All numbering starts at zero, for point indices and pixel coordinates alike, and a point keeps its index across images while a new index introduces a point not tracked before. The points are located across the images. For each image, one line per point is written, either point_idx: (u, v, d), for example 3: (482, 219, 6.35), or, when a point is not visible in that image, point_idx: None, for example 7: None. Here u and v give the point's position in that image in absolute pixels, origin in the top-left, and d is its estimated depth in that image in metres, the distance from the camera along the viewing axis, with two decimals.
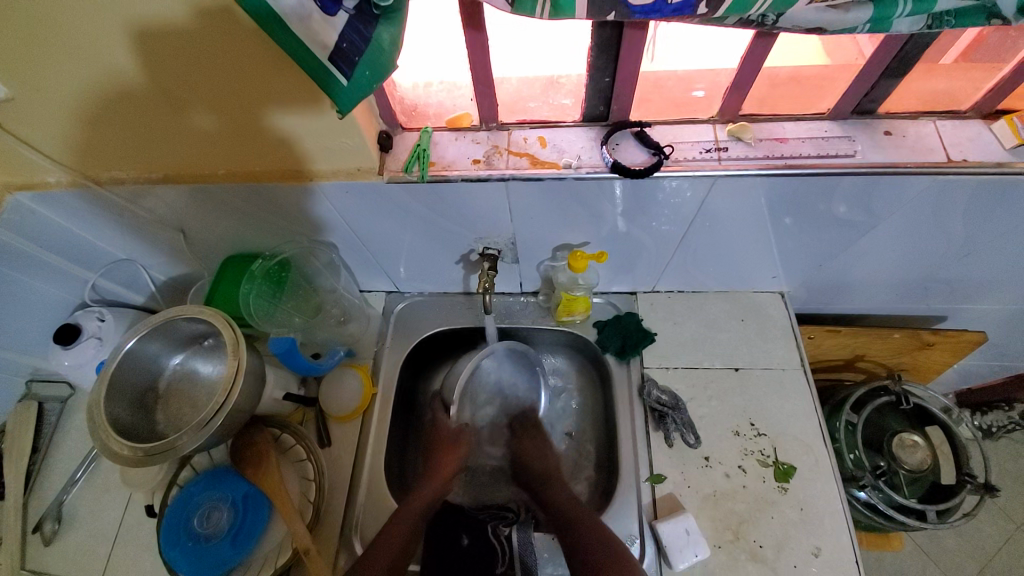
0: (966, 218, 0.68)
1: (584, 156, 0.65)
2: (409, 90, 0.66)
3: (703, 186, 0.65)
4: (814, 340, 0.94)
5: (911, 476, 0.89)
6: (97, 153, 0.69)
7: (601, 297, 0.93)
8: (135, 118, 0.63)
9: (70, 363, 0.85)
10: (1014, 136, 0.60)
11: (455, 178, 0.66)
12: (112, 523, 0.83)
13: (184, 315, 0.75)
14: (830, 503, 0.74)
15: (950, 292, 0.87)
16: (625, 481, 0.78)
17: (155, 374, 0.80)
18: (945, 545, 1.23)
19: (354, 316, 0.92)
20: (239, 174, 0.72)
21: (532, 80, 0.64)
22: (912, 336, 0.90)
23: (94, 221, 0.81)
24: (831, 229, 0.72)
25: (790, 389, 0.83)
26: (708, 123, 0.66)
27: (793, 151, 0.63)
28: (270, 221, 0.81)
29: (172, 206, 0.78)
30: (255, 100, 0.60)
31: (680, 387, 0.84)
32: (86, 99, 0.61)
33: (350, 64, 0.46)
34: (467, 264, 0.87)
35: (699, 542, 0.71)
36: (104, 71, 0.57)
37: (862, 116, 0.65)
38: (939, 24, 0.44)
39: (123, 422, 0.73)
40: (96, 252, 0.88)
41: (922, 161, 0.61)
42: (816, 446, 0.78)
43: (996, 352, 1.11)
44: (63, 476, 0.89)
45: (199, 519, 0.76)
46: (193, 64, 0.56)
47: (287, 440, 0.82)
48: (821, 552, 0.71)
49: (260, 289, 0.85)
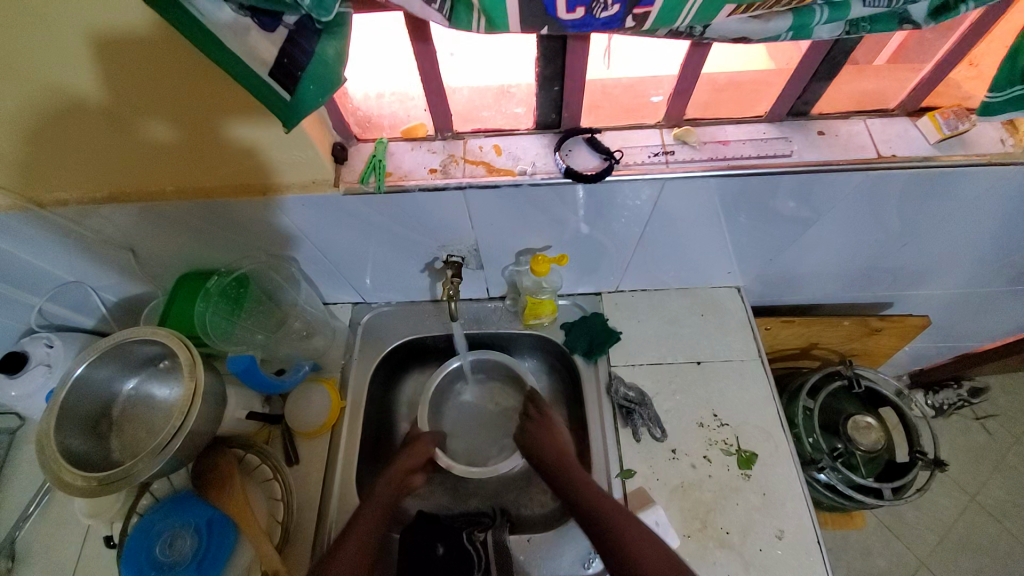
0: (900, 210, 0.73)
1: (539, 163, 0.66)
2: (361, 100, 0.66)
3: (654, 188, 0.67)
4: (771, 330, 0.98)
5: (868, 457, 0.92)
6: (38, 174, 0.66)
7: (566, 299, 0.95)
8: (78, 135, 0.61)
9: (18, 394, 0.81)
10: (936, 132, 0.65)
11: (413, 189, 0.66)
12: (68, 559, 0.78)
13: (138, 337, 0.72)
14: (790, 486, 0.78)
15: (893, 279, 0.92)
16: (597, 478, 0.80)
17: (109, 399, 0.77)
18: (906, 519, 1.29)
19: (317, 330, 0.91)
20: (190, 191, 0.70)
21: (484, 90, 0.66)
22: (860, 322, 0.95)
23: (35, 244, 0.77)
24: (779, 225, 0.76)
25: (749, 379, 0.86)
26: (656, 128, 0.68)
27: (735, 153, 0.66)
28: (227, 236, 0.79)
29: (121, 225, 0.75)
30: (203, 115, 0.59)
31: (646, 383, 0.86)
32: (23, 118, 0.58)
33: (292, 77, 0.45)
34: (432, 272, 0.87)
35: (669, 533, 0.73)
36: (42, 88, 0.55)
37: (797, 118, 0.68)
38: (857, 29, 0.47)
39: (76, 452, 0.70)
40: (39, 276, 0.83)
41: (853, 159, 0.65)
42: (775, 433, 0.82)
43: (941, 333, 1.18)
44: (12, 514, 0.84)
45: (161, 547, 0.73)
46: (138, 79, 0.54)
47: (251, 460, 0.80)
48: (784, 534, 0.74)
49: (216, 308, 0.81)
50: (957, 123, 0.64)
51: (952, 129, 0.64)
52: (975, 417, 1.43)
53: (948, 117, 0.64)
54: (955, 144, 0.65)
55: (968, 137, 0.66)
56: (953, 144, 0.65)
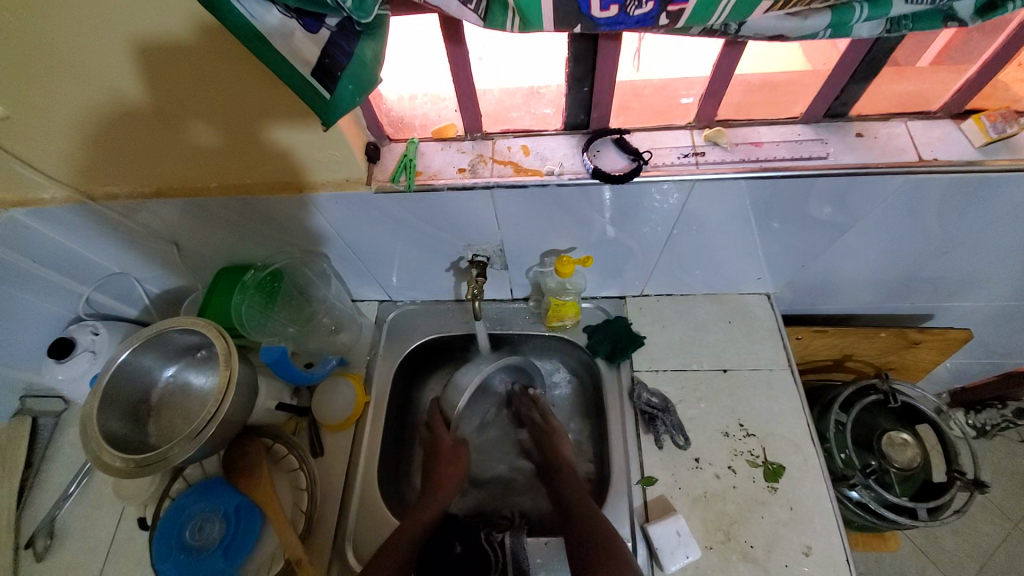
0: (941, 217, 0.70)
1: (566, 163, 0.67)
2: (395, 101, 0.67)
3: (683, 191, 0.66)
4: (802, 341, 0.95)
5: (902, 475, 0.88)
6: (93, 170, 0.71)
7: (590, 302, 0.94)
8: (131, 135, 0.65)
9: (64, 378, 0.86)
10: (981, 136, 0.62)
11: (442, 187, 0.67)
12: (104, 537, 0.82)
13: (177, 326, 0.76)
14: (820, 502, 0.75)
15: (934, 290, 0.88)
16: (618, 482, 0.79)
17: (148, 386, 0.80)
18: (944, 545, 1.22)
19: (345, 326, 0.93)
20: (231, 188, 0.73)
21: (513, 90, 0.66)
22: (897, 333, 0.91)
23: (87, 235, 0.82)
24: (812, 230, 0.74)
25: (777, 389, 0.83)
26: (686, 129, 0.68)
27: (767, 155, 0.65)
28: (262, 231, 0.82)
29: (166, 219, 0.79)
30: (247, 116, 0.62)
31: (669, 389, 0.85)
32: (84, 117, 0.63)
33: (332, 78, 0.47)
34: (457, 272, 0.89)
35: (690, 543, 0.71)
36: (104, 90, 0.59)
37: (833, 120, 0.67)
38: (898, 28, 0.46)
39: (117, 434, 0.73)
40: (90, 266, 0.89)
41: (892, 162, 0.63)
42: (805, 446, 0.79)
43: (987, 350, 1.12)
44: (57, 491, 0.89)
45: (191, 530, 0.76)
46: (190, 83, 0.58)
47: (279, 450, 0.82)
48: (812, 551, 0.72)
49: (252, 300, 0.85)
50: (1005, 127, 0.61)
51: (999, 133, 0.61)
52: (1023, 440, 1.34)
53: (995, 120, 0.62)
54: (1002, 148, 0.62)
55: (1015, 140, 0.63)
56: (998, 148, 0.62)
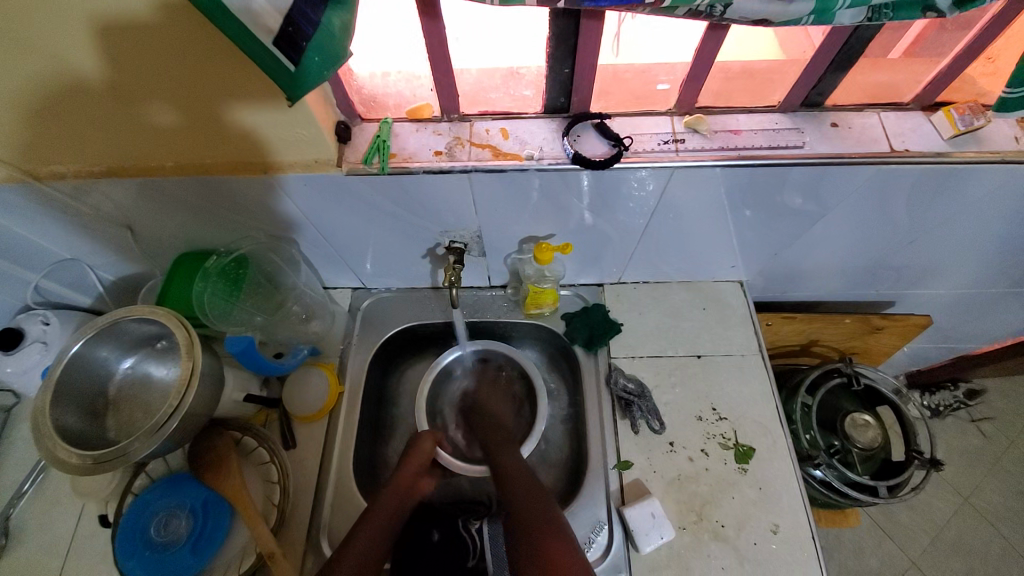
0: (908, 207, 0.72)
1: (546, 147, 0.65)
2: (366, 79, 0.64)
3: (663, 178, 0.66)
4: (772, 326, 0.98)
5: (864, 454, 0.93)
6: (35, 147, 0.65)
7: (568, 290, 0.94)
8: (78, 110, 0.60)
9: (13, 370, 0.80)
10: (951, 127, 0.64)
11: (417, 170, 0.65)
12: (62, 537, 0.78)
13: (134, 315, 0.71)
14: (787, 481, 0.78)
15: (896, 278, 0.92)
16: (595, 468, 0.80)
17: (104, 379, 0.76)
18: (898, 519, 1.31)
19: (317, 313, 0.90)
20: (190, 168, 0.69)
21: (492, 70, 0.64)
22: (862, 320, 0.95)
23: (29, 218, 0.75)
24: (786, 219, 0.75)
25: (749, 374, 0.86)
26: (667, 115, 0.67)
27: (746, 143, 0.65)
28: (225, 216, 0.77)
29: (119, 201, 0.74)
30: (206, 93, 0.57)
31: (646, 375, 0.86)
32: (22, 90, 0.57)
33: (297, 48, 0.44)
34: (434, 258, 0.86)
35: (664, 525, 0.73)
36: (40, 60, 0.53)
37: (810, 110, 0.67)
38: (880, 16, 0.46)
39: (71, 429, 0.69)
40: (36, 252, 0.82)
41: (865, 152, 0.64)
42: (774, 428, 0.82)
43: (942, 335, 1.18)
44: (7, 491, 0.84)
45: (155, 527, 0.72)
46: (140, 56, 0.53)
47: (248, 443, 0.80)
48: (779, 528, 0.75)
49: (214, 288, 0.79)
50: (972, 119, 0.63)
51: (967, 125, 0.63)
52: (971, 419, 1.44)
53: (963, 112, 0.63)
54: (969, 140, 0.64)
55: (982, 134, 0.65)
56: (967, 140, 0.64)
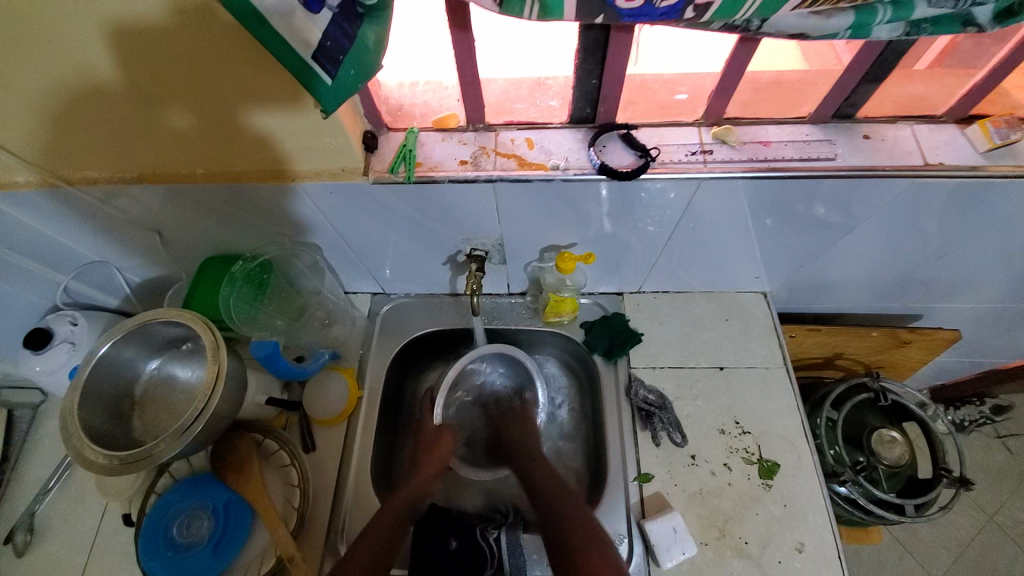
0: (940, 220, 0.70)
1: (572, 157, 0.65)
2: (394, 88, 0.65)
3: (688, 188, 0.65)
4: (794, 338, 0.96)
5: (890, 472, 0.90)
6: (72, 152, 0.66)
7: (588, 298, 0.94)
8: (111, 116, 0.61)
9: (42, 369, 0.82)
10: (986, 140, 0.62)
11: (443, 179, 0.65)
12: (88, 534, 0.80)
13: (162, 318, 0.73)
14: (812, 498, 0.76)
15: (924, 292, 0.90)
16: (614, 480, 0.79)
17: (131, 380, 0.77)
18: (921, 536, 1.27)
19: (338, 319, 0.91)
20: (219, 175, 0.70)
21: (519, 81, 0.64)
22: (888, 333, 0.92)
23: (64, 222, 0.78)
24: (812, 230, 0.74)
25: (773, 388, 0.84)
26: (694, 126, 0.66)
27: (776, 154, 0.64)
28: (251, 221, 0.79)
29: (149, 206, 0.76)
30: (238, 101, 0.59)
31: (666, 386, 0.85)
32: (60, 96, 0.58)
33: (335, 61, 0.45)
34: (455, 265, 0.87)
35: (686, 540, 0.72)
36: (82, 69, 0.55)
37: (841, 121, 0.66)
38: (917, 31, 0.45)
39: (99, 429, 0.71)
40: (67, 254, 0.85)
41: (899, 165, 0.63)
42: (798, 443, 0.80)
43: (969, 349, 1.15)
44: (35, 486, 0.86)
45: (178, 527, 0.74)
46: (177, 65, 0.54)
47: (270, 445, 0.81)
48: (804, 547, 0.73)
49: (240, 291, 0.82)
50: (1009, 133, 0.61)
51: (1003, 138, 0.61)
52: (998, 436, 1.39)
53: (999, 126, 0.61)
54: (1006, 154, 0.62)
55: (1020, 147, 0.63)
56: (1002, 154, 0.63)
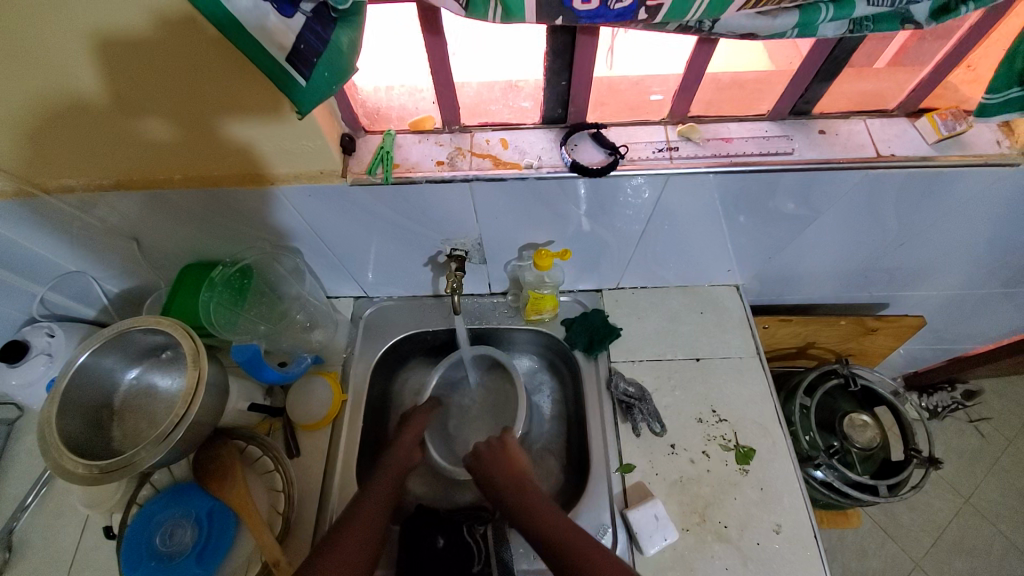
0: (897, 210, 0.74)
1: (545, 157, 0.67)
2: (370, 93, 0.66)
3: (658, 184, 0.68)
4: (769, 329, 0.99)
5: (863, 454, 0.94)
6: (46, 161, 0.66)
7: (568, 296, 0.96)
8: (87, 126, 0.61)
9: (18, 383, 0.81)
10: (934, 132, 0.66)
11: (419, 180, 0.66)
12: (66, 550, 0.78)
13: (140, 326, 0.72)
14: (788, 481, 0.78)
15: (889, 280, 0.94)
16: (597, 472, 0.80)
17: (109, 390, 0.76)
18: (900, 520, 1.31)
19: (320, 322, 0.91)
20: (196, 179, 0.70)
21: (491, 84, 0.66)
22: (857, 321, 0.96)
23: (37, 231, 0.77)
24: (780, 224, 0.77)
25: (748, 376, 0.87)
26: (661, 125, 0.69)
27: (738, 150, 0.67)
28: (230, 226, 0.79)
29: (126, 213, 0.75)
30: (214, 107, 0.59)
31: (646, 378, 0.87)
32: (31, 105, 0.58)
33: (308, 64, 0.46)
34: (435, 266, 0.88)
35: (667, 527, 0.74)
36: (52, 78, 0.55)
37: (799, 118, 0.69)
38: (860, 29, 0.49)
39: (77, 440, 0.70)
40: (42, 265, 0.84)
41: (853, 158, 0.66)
42: (773, 429, 0.83)
43: (936, 336, 1.20)
44: (11, 503, 0.84)
45: (160, 537, 0.73)
46: (150, 71, 0.55)
47: (253, 452, 0.80)
48: (782, 528, 0.75)
49: (220, 296, 0.82)
50: (955, 125, 0.66)
51: (950, 130, 0.66)
52: (969, 420, 1.45)
53: (945, 118, 0.66)
54: (952, 145, 0.66)
55: (965, 138, 0.67)
56: (949, 145, 0.67)
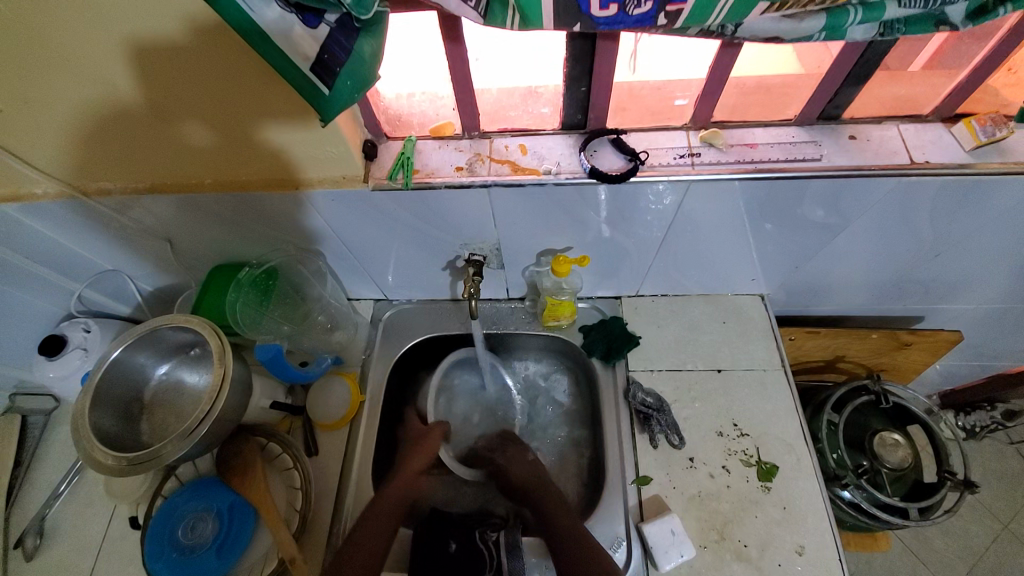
0: (931, 219, 0.71)
1: (564, 162, 0.67)
2: (392, 100, 0.68)
3: (679, 191, 0.67)
4: (795, 341, 0.96)
5: (894, 475, 0.89)
6: (89, 166, 0.70)
7: (586, 302, 0.95)
8: (126, 132, 0.65)
9: (55, 375, 0.85)
10: (971, 138, 0.63)
11: (439, 185, 0.67)
12: (95, 537, 0.81)
13: (171, 324, 0.75)
14: (812, 501, 0.75)
15: (924, 293, 0.89)
16: (612, 483, 0.79)
17: (140, 384, 0.80)
18: (934, 545, 1.24)
19: (341, 324, 0.93)
20: (225, 185, 0.73)
21: (511, 89, 0.66)
22: (889, 335, 0.92)
23: (78, 232, 0.81)
24: (806, 232, 0.75)
25: (771, 389, 0.84)
26: (683, 130, 0.69)
27: (762, 156, 0.65)
28: (256, 229, 0.81)
29: (160, 216, 0.79)
30: (245, 114, 0.62)
31: (665, 389, 0.85)
32: (77, 112, 0.62)
33: (331, 74, 0.48)
34: (454, 270, 0.88)
35: (684, 542, 0.72)
36: (97, 86, 0.58)
37: (827, 123, 0.67)
38: (892, 32, 0.46)
39: (108, 432, 0.73)
40: (82, 263, 0.88)
41: (886, 165, 0.64)
42: (798, 445, 0.79)
43: (975, 352, 1.13)
44: (46, 489, 0.88)
45: (183, 529, 0.75)
46: (186, 80, 0.57)
47: (273, 449, 0.82)
48: (805, 550, 0.72)
49: (246, 296, 0.85)
50: (994, 130, 0.62)
51: (989, 136, 0.62)
52: (1011, 442, 1.36)
53: (984, 124, 0.63)
54: (992, 152, 0.63)
55: (1006, 144, 0.64)
56: (989, 152, 0.63)
